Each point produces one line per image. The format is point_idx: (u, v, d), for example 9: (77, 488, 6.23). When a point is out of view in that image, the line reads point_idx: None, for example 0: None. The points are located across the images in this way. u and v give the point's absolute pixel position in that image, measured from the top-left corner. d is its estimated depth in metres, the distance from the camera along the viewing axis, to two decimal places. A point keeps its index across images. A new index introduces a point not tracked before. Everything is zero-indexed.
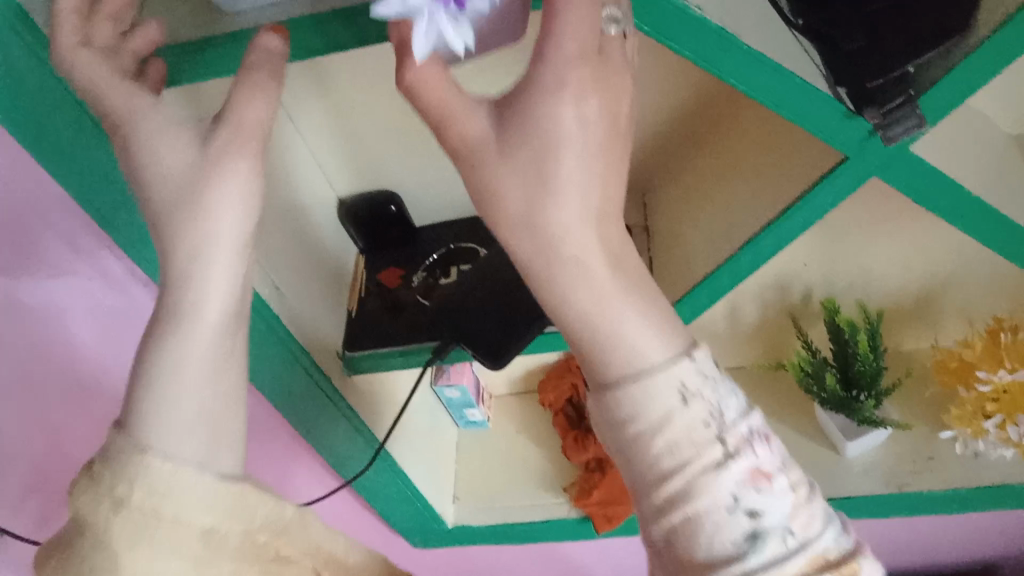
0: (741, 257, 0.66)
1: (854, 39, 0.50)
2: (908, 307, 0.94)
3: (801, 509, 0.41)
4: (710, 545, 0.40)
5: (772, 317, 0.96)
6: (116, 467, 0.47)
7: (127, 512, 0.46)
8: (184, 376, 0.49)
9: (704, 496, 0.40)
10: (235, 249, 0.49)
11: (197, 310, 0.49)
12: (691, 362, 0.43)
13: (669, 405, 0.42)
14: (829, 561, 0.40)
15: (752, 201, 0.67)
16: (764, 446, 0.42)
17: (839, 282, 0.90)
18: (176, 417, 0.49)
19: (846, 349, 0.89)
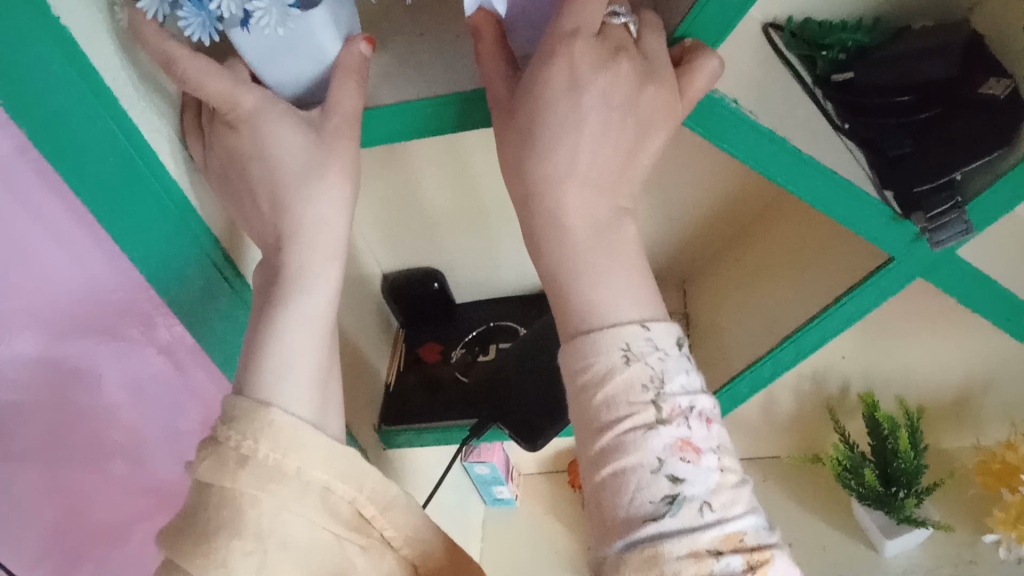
0: (784, 350, 0.66)
1: (900, 146, 0.53)
2: (947, 406, 0.93)
3: (727, 488, 0.39)
4: (628, 499, 0.39)
5: (809, 410, 0.96)
6: (240, 424, 0.44)
7: (257, 465, 0.42)
8: (302, 351, 0.48)
9: (632, 453, 0.39)
10: (314, 323, 0.49)
11: (308, 293, 0.48)
12: (644, 330, 0.42)
13: (611, 362, 0.41)
14: (741, 546, 0.38)
15: (797, 297, 0.68)
16: (702, 424, 0.41)
17: (877, 375, 0.90)
18: (294, 383, 0.47)
19: (885, 444, 0.88)
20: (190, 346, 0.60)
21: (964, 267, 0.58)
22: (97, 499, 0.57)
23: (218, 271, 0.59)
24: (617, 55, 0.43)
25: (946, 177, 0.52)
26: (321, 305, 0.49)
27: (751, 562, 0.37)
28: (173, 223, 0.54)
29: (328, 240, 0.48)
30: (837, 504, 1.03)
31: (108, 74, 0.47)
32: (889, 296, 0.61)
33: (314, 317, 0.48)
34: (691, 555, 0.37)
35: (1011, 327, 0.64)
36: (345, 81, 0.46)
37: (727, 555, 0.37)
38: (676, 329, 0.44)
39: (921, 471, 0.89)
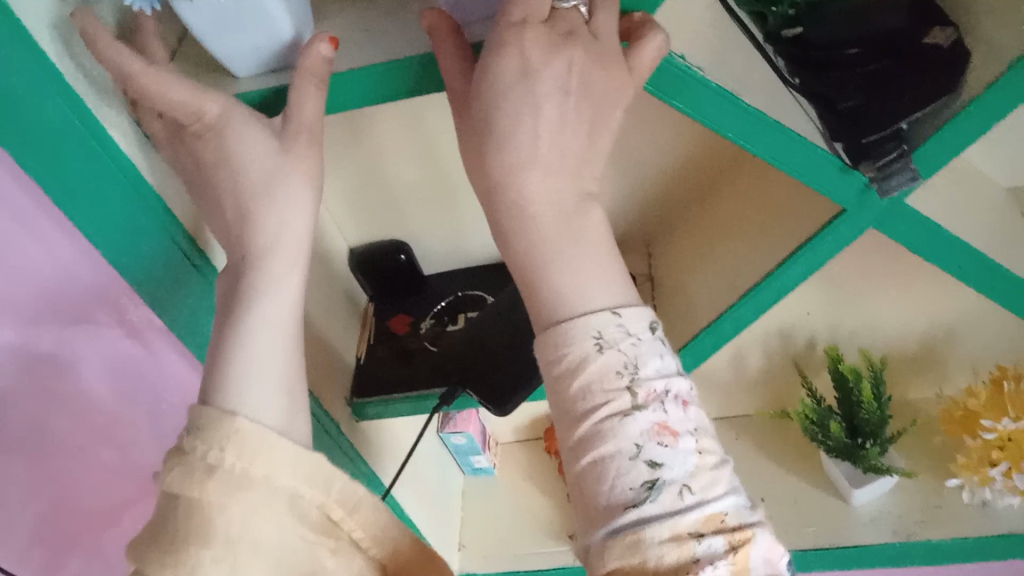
0: (742, 307, 0.68)
1: (850, 98, 0.53)
2: (911, 357, 0.95)
3: (706, 470, 0.41)
4: (610, 486, 0.40)
5: (778, 366, 0.97)
6: (205, 432, 0.44)
7: (224, 473, 0.43)
8: (264, 352, 0.49)
9: (611, 442, 0.40)
10: (280, 318, 0.50)
11: (269, 296, 0.49)
12: (615, 317, 0.43)
13: (585, 351, 0.42)
14: (723, 526, 0.39)
15: (753, 253, 0.69)
16: (678, 407, 0.42)
17: (843, 330, 0.91)
18: (258, 389, 0.48)
19: (850, 397, 0.90)
20: (170, 339, 0.64)
21: (913, 213, 0.59)
22: (84, 483, 0.60)
23: (184, 255, 0.61)
24: (568, 40, 0.43)
25: (893, 125, 0.53)
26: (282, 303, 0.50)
27: (733, 542, 0.38)
28: (137, 204, 0.56)
29: (292, 239, 0.50)
30: (805, 456, 1.05)
31: (59, 61, 0.49)
32: (843, 247, 0.62)
33: (275, 318, 0.50)
34: (673, 539, 0.38)
35: (962, 275, 0.66)
36: (305, 86, 0.47)
37: (709, 537, 0.38)
38: (649, 313, 0.44)
39: (885, 421, 0.91)
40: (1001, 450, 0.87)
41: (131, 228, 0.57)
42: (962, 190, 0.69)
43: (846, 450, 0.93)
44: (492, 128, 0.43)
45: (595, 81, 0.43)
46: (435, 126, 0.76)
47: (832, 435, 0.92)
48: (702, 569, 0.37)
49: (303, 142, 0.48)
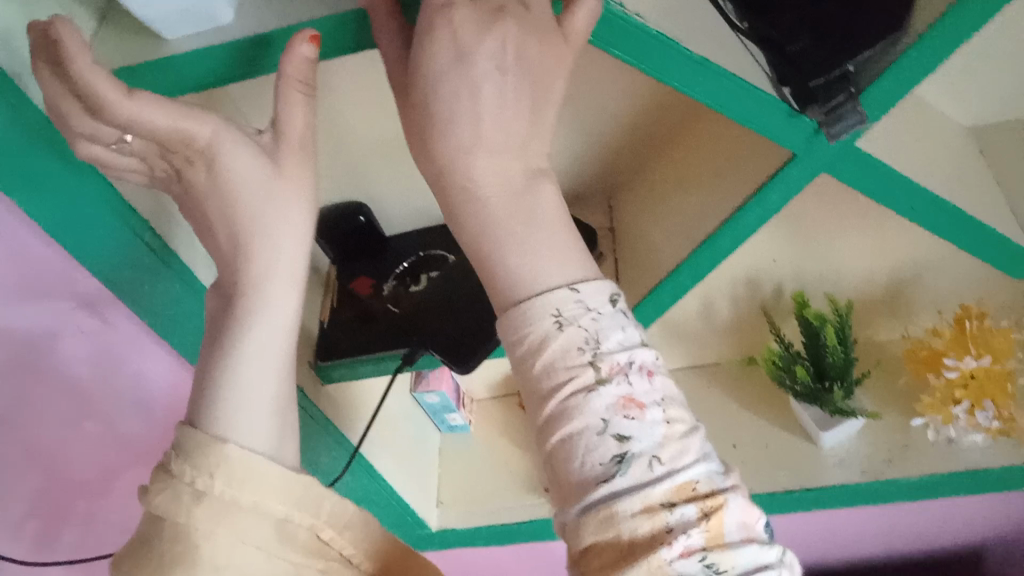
0: (697, 259, 0.67)
1: (798, 41, 0.50)
2: (877, 301, 0.96)
3: (674, 439, 0.41)
4: (581, 463, 0.41)
5: (746, 316, 0.98)
6: (192, 456, 0.46)
7: (211, 500, 0.45)
8: (254, 378, 0.51)
9: (578, 418, 0.41)
10: (280, 332, 0.52)
11: (264, 322, 0.51)
12: (574, 294, 0.43)
13: (546, 330, 0.43)
14: (695, 494, 0.40)
15: (709, 202, 0.68)
16: (642, 378, 0.42)
17: (809, 276, 0.92)
18: (249, 414, 0.50)
19: (817, 342, 0.90)
20: (142, 330, 0.70)
21: (861, 155, 0.59)
22: (116, 436, 0.75)
23: (148, 247, 0.63)
24: (500, 14, 0.43)
25: (839, 68, 0.52)
26: (273, 325, 0.52)
27: (705, 509, 0.39)
28: (106, 219, 0.60)
29: (287, 265, 0.51)
30: (776, 401, 1.06)
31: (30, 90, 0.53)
32: (795, 195, 0.62)
33: (265, 343, 0.51)
34: (644, 510, 0.39)
35: (917, 217, 0.64)
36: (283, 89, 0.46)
37: (680, 505, 0.39)
38: (611, 287, 0.45)
39: (851, 364, 0.91)
40: (964, 389, 0.88)
41: (97, 230, 0.60)
42: (917, 135, 0.69)
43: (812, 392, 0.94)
44: (428, 115, 0.44)
45: (529, 58, 0.43)
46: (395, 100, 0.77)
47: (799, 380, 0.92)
48: (675, 537, 0.38)
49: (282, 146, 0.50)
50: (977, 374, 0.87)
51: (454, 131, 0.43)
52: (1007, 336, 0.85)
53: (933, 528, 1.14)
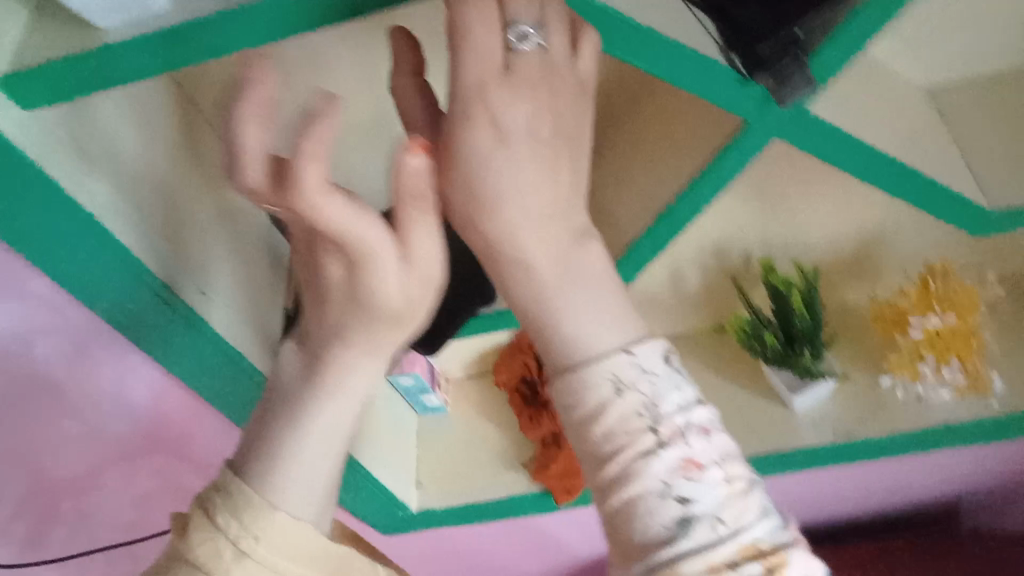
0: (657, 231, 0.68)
1: (746, 6, 0.52)
2: (844, 263, 0.96)
3: (734, 498, 0.42)
4: (642, 527, 0.42)
5: (715, 283, 0.98)
6: (241, 516, 0.50)
7: (249, 562, 0.50)
8: (311, 457, 0.54)
9: (640, 480, 0.42)
10: (348, 409, 0.55)
11: (338, 399, 0.54)
12: (628, 356, 0.44)
13: (603, 396, 0.43)
14: (755, 550, 0.40)
15: (663, 173, 0.69)
16: (700, 438, 0.43)
17: (776, 242, 0.92)
18: (303, 488, 0.54)
19: (785, 306, 0.90)
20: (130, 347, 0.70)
21: (814, 121, 0.58)
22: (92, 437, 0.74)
23: (163, 302, 0.64)
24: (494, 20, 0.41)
25: (787, 33, 0.52)
26: (345, 406, 0.54)
27: (770, 566, 0.40)
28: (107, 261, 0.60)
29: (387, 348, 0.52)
30: (747, 367, 1.06)
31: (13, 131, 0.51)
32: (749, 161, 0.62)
33: (334, 427, 0.54)
34: (708, 569, 0.40)
35: (868, 178, 0.64)
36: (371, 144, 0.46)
37: (744, 564, 0.40)
38: (663, 345, 0.46)
39: (819, 327, 0.92)
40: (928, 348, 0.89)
41: (107, 280, 0.61)
42: (876, 102, 0.69)
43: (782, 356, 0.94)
44: (460, 194, 0.43)
45: (558, 116, 0.43)
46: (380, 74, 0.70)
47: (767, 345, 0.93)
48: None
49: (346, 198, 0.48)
50: (941, 334, 0.88)
51: (503, 207, 0.42)
52: (969, 294, 0.87)
53: (911, 484, 1.17)
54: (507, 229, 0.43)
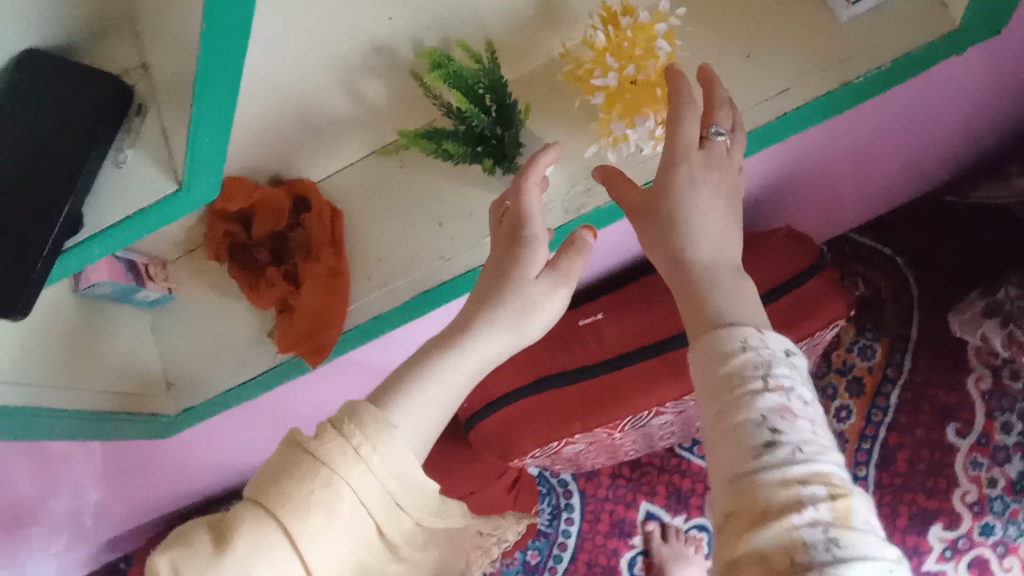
0: (205, 75, 0.45)
1: None
2: (520, 24, 0.67)
3: (819, 446, 0.44)
4: (738, 447, 0.44)
5: (406, 84, 0.69)
6: (363, 422, 0.47)
7: (359, 451, 0.46)
8: (428, 402, 0.52)
9: (740, 412, 0.44)
10: (470, 374, 0.55)
11: (469, 353, 0.55)
12: (758, 332, 0.47)
13: (731, 350, 0.46)
14: (828, 480, 0.42)
15: (173, 33, 0.48)
16: (804, 404, 0.45)
17: (442, 14, 0.63)
18: (416, 413, 0.51)
19: (475, 96, 0.61)
20: None
21: None
22: None
23: None
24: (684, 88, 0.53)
25: None
26: (472, 367, 0.55)
27: (833, 491, 0.42)
28: None
29: (526, 317, 0.56)
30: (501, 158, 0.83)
31: None
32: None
33: (453, 381, 0.54)
34: (784, 483, 0.42)
35: None
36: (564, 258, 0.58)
37: (812, 486, 0.41)
38: (786, 343, 0.48)
39: (508, 118, 0.64)
40: (620, 111, 0.64)
41: None
42: None
43: (479, 142, 0.64)
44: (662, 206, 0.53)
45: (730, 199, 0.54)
46: (389, 46, 0.64)
47: (456, 151, 0.63)
48: (804, 510, 0.41)
49: (503, 243, 0.59)
50: (636, 82, 0.63)
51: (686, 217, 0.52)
52: (648, 36, 0.62)
53: (807, 165, 0.85)
54: (688, 244, 0.52)
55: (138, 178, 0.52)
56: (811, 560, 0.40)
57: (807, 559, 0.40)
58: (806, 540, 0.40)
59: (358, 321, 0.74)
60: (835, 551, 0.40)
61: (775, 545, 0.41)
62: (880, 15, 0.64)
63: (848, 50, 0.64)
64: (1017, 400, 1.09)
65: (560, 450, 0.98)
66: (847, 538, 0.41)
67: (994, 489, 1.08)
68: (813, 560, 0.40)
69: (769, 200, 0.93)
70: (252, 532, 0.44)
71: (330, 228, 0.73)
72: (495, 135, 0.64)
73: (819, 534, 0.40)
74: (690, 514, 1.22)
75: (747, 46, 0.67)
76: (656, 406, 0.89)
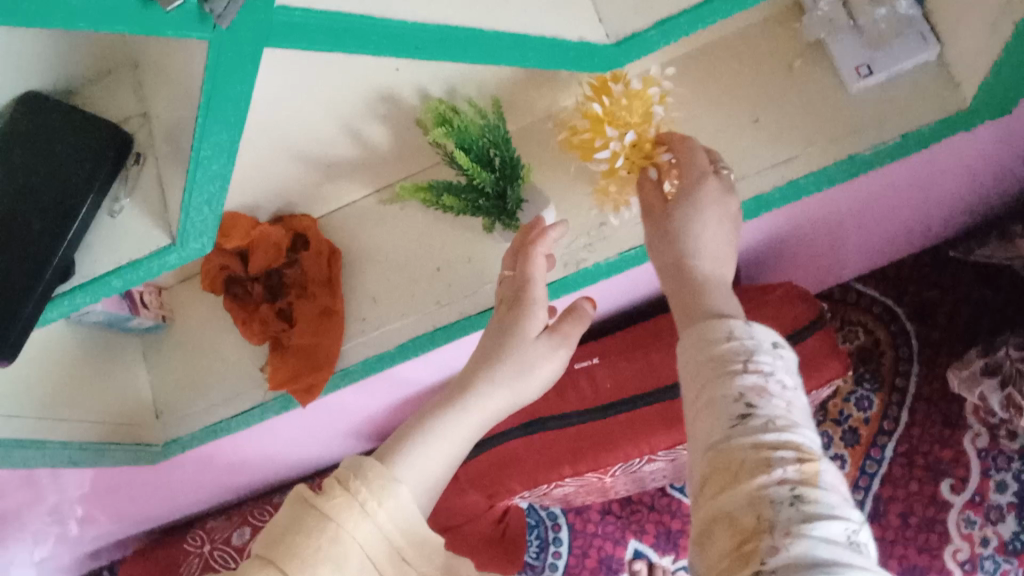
0: (202, 148, 0.45)
1: None
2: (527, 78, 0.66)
3: (792, 418, 0.46)
4: (715, 417, 0.46)
5: (410, 131, 0.68)
6: (369, 479, 0.48)
7: (365, 508, 0.46)
8: (432, 460, 0.52)
9: (721, 387, 0.46)
10: (471, 431, 0.56)
11: (472, 409, 0.56)
12: (744, 319, 0.49)
13: (717, 334, 0.49)
14: (799, 445, 0.45)
15: (171, 103, 0.47)
16: (783, 381, 0.47)
17: (450, 69, 0.63)
18: (419, 466, 0.51)
19: (477, 153, 0.62)
20: None
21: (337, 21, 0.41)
22: None
23: None
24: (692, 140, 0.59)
25: None
26: (473, 421, 0.56)
27: (802, 457, 0.44)
28: None
29: (525, 379, 0.57)
30: None
31: None
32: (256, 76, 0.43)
33: (457, 438, 0.54)
34: (754, 449, 0.44)
35: (497, 57, 0.51)
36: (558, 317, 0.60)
37: (782, 452, 0.44)
38: (774, 336, 0.49)
39: (507, 175, 0.65)
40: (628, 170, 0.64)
41: None
42: None
43: (481, 198, 0.65)
44: (674, 241, 0.55)
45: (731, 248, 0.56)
46: (395, 96, 0.64)
47: (452, 203, 0.64)
48: (772, 471, 0.43)
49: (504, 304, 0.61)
50: (636, 147, 0.63)
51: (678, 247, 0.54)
52: (645, 103, 0.63)
53: (811, 223, 0.84)
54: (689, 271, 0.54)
55: (131, 231, 0.51)
56: (775, 516, 0.41)
57: (771, 515, 0.42)
58: (772, 496, 0.42)
59: (349, 362, 0.73)
60: (800, 507, 0.42)
61: (742, 505, 0.43)
62: (893, 87, 0.64)
63: (856, 123, 0.64)
64: (1012, 459, 1.08)
65: (549, 491, 0.97)
66: (813, 496, 0.42)
67: (986, 548, 1.07)
68: (778, 516, 0.42)
69: (772, 253, 0.93)
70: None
71: (326, 268, 0.73)
72: (496, 190, 0.65)
73: (785, 492, 0.42)
74: (678, 555, 1.20)
75: (756, 111, 0.66)
76: (646, 454, 0.88)
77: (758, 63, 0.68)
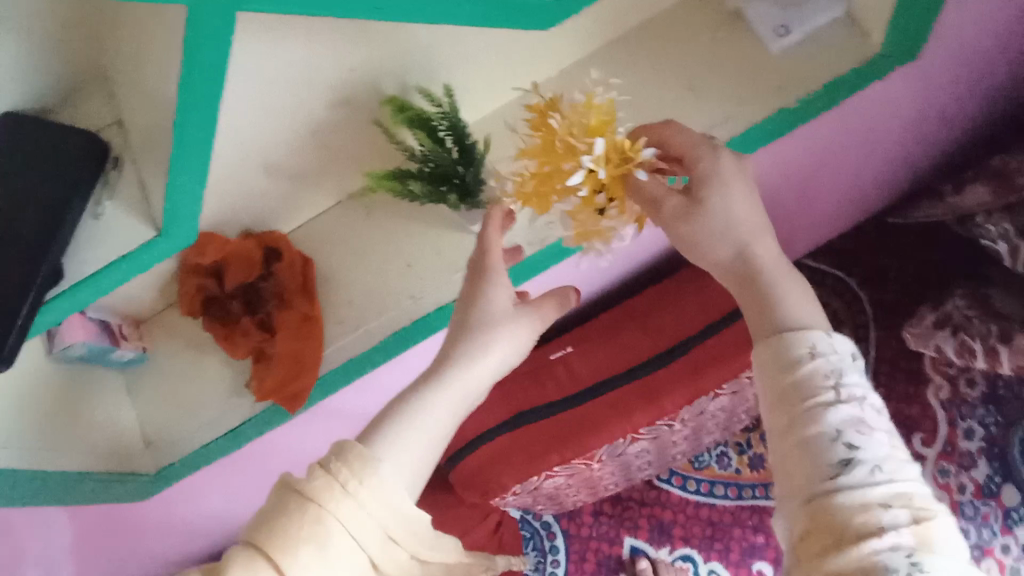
0: (184, 136, 0.48)
1: None
2: (475, 71, 0.71)
3: (895, 463, 0.48)
4: (814, 464, 0.48)
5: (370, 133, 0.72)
6: (351, 460, 0.49)
7: (346, 491, 0.48)
8: (415, 441, 0.54)
9: (818, 424, 0.48)
10: (454, 410, 0.57)
11: (449, 386, 0.57)
12: (825, 334, 0.52)
13: (801, 356, 0.51)
14: (908, 503, 0.46)
15: (146, 101, 0.50)
16: (873, 413, 0.50)
17: (404, 67, 0.67)
18: (404, 444, 0.53)
19: (434, 139, 0.66)
20: None
21: None
22: None
23: None
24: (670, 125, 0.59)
25: None
26: (459, 394, 0.58)
27: (914, 516, 0.45)
28: None
29: (493, 352, 0.59)
30: None
31: None
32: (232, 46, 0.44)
33: (439, 419, 0.56)
34: (862, 505, 0.45)
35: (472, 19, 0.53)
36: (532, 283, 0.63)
37: (893, 509, 0.45)
38: (850, 347, 0.52)
39: (465, 159, 0.68)
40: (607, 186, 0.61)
41: None
42: None
43: (443, 182, 0.69)
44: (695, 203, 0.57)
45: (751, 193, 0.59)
46: (354, 97, 0.67)
47: (418, 190, 0.68)
48: (885, 534, 0.44)
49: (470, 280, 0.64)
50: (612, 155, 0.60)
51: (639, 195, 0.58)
52: (600, 108, 0.61)
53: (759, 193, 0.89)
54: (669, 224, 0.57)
55: (112, 234, 0.54)
56: None
57: None
58: (886, 564, 0.43)
59: (332, 365, 0.75)
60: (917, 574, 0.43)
61: (853, 569, 0.44)
62: (810, 45, 0.70)
63: (782, 78, 0.70)
64: (975, 406, 1.13)
65: (539, 485, 0.98)
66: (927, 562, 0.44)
67: (964, 494, 1.11)
68: None
69: None
70: (245, 568, 0.46)
71: (300, 276, 0.75)
72: (457, 173, 0.69)
73: (901, 558, 0.43)
74: (674, 545, 1.22)
75: (690, 81, 0.71)
76: (631, 432, 0.90)
77: (686, 38, 0.73)
